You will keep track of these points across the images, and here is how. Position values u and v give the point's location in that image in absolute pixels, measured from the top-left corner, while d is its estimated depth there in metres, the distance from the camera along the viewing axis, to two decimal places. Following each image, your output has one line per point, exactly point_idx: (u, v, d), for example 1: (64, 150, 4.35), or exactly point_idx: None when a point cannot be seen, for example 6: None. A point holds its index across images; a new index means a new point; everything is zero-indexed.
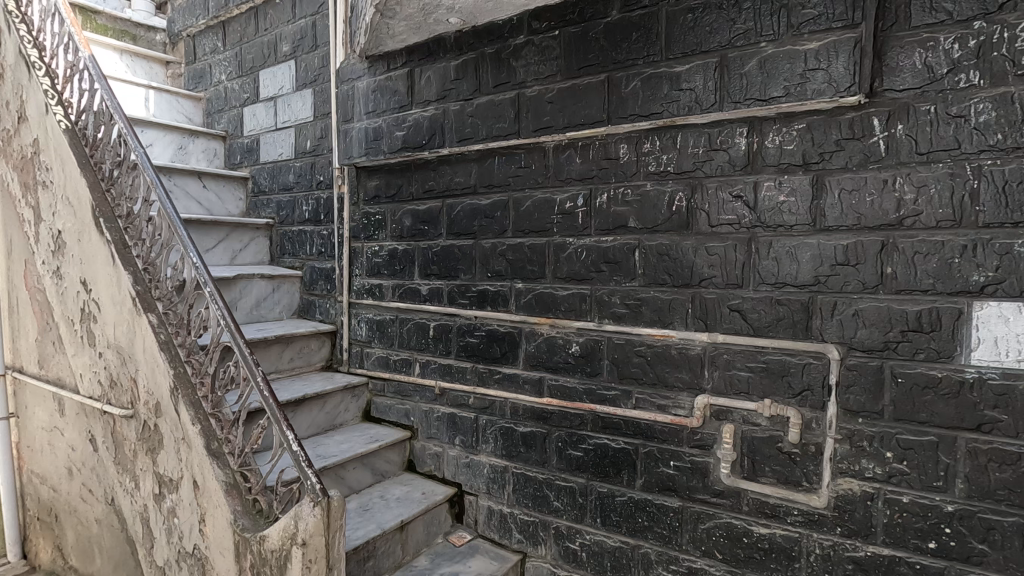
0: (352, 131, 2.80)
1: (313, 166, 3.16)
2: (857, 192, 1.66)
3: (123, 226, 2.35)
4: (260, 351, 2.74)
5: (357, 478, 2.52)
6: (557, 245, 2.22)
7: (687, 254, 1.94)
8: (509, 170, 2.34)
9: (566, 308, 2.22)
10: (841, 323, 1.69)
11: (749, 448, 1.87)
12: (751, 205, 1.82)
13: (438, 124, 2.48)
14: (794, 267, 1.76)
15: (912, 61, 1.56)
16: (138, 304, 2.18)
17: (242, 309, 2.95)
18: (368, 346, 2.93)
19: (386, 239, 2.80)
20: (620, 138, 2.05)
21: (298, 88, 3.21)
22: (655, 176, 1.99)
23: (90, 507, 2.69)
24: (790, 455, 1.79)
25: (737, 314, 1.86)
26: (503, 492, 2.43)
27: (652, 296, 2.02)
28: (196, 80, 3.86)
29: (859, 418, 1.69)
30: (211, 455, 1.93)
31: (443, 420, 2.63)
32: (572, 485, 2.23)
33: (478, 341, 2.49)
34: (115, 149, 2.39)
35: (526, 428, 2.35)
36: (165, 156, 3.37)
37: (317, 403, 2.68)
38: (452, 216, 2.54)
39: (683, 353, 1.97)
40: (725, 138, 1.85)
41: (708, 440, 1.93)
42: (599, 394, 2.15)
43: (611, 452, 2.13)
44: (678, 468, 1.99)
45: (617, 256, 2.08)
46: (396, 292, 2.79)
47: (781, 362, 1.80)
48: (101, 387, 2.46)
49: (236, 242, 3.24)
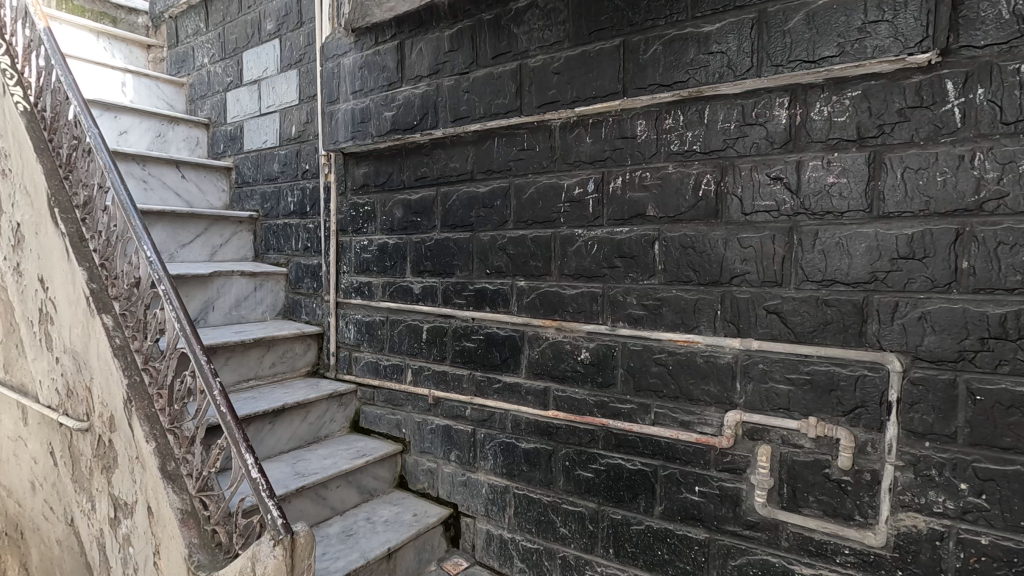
0: (337, 113, 2.55)
1: (298, 154, 2.91)
2: (923, 171, 1.38)
3: (80, 217, 2.11)
4: (238, 356, 2.48)
5: (341, 498, 2.26)
6: (564, 237, 1.96)
7: (716, 246, 1.66)
8: (510, 152, 2.07)
9: (574, 310, 1.95)
10: (904, 328, 1.42)
11: (790, 474, 1.59)
12: (793, 188, 1.55)
13: (430, 102, 2.22)
14: (846, 262, 1.49)
15: (997, 10, 1.28)
16: (92, 304, 1.93)
17: (219, 309, 2.69)
18: (357, 349, 2.67)
19: (375, 232, 2.55)
20: (638, 113, 1.78)
21: (282, 69, 2.96)
22: (678, 157, 1.72)
23: (51, 526, 2.44)
24: (840, 484, 1.52)
25: (775, 317, 1.59)
26: (504, 515, 2.17)
27: (674, 296, 1.75)
28: (178, 64, 3.61)
29: (925, 442, 1.41)
30: (166, 478, 1.68)
31: (437, 433, 2.37)
32: (581, 510, 1.96)
33: (475, 346, 2.23)
34: (71, 130, 2.14)
35: (529, 444, 2.09)
36: (142, 145, 3.13)
37: (298, 413, 2.42)
38: (447, 207, 2.28)
39: (710, 362, 1.69)
40: (762, 110, 1.58)
41: (739, 463, 1.66)
42: (612, 408, 1.88)
43: (625, 473, 1.86)
44: (705, 494, 1.72)
45: (633, 250, 1.81)
46: (386, 290, 2.53)
47: (828, 374, 1.52)
48: (59, 396, 2.21)
49: (217, 237, 2.99)
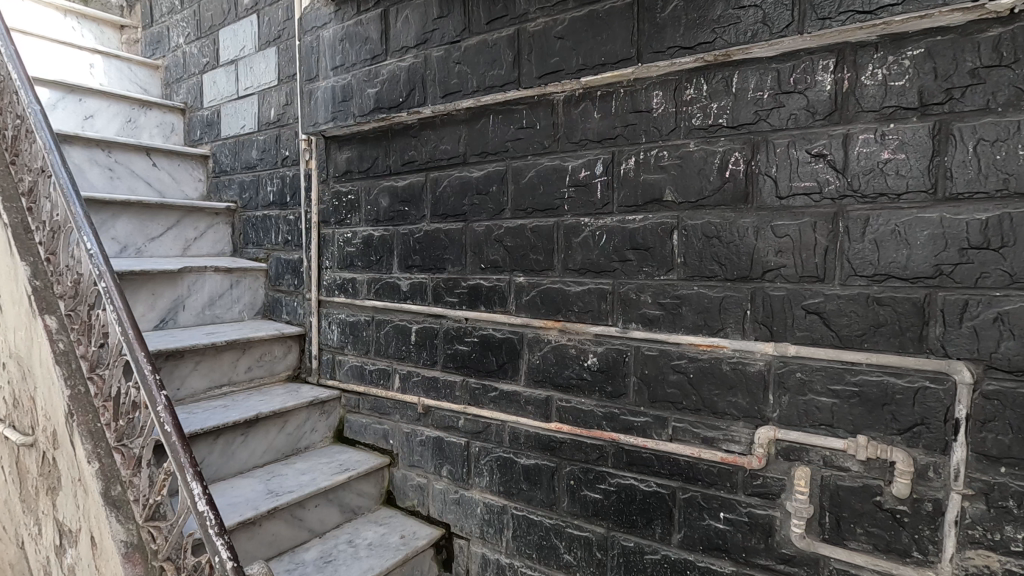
0: (317, 91, 2.32)
1: (278, 139, 2.67)
2: (1001, 143, 1.15)
3: (26, 206, 1.88)
4: (208, 361, 2.25)
5: (320, 518, 2.03)
6: (569, 227, 1.72)
7: (745, 236, 1.44)
8: (507, 131, 1.84)
9: (579, 309, 1.72)
10: (976, 332, 1.19)
11: (833, 502, 1.36)
12: (839, 166, 1.31)
13: (417, 76, 1.99)
14: (903, 253, 1.25)
15: None
16: (34, 304, 1.71)
17: (191, 309, 2.46)
18: (341, 352, 2.45)
19: (359, 224, 2.32)
20: (654, 83, 1.54)
21: (260, 47, 2.72)
22: (701, 133, 1.49)
23: (4, 547, 2.21)
24: (895, 515, 1.29)
25: (816, 319, 1.36)
26: (501, 538, 1.95)
27: (696, 294, 1.52)
28: (152, 45, 3.37)
29: (1000, 467, 1.17)
30: (108, 505, 1.45)
31: (427, 445, 2.15)
32: (588, 536, 1.74)
33: (469, 349, 2.00)
34: (15, 108, 1.90)
35: (529, 459, 1.86)
36: (111, 130, 2.90)
37: (274, 423, 2.19)
38: (437, 195, 2.05)
39: (738, 370, 1.46)
40: (801, 75, 1.35)
41: (773, 487, 1.43)
42: (624, 421, 1.65)
43: (639, 496, 1.64)
44: (731, 522, 1.49)
45: (647, 240, 1.58)
46: (372, 287, 2.30)
47: (880, 386, 1.29)
48: (5, 407, 1.98)
49: (191, 230, 2.75)
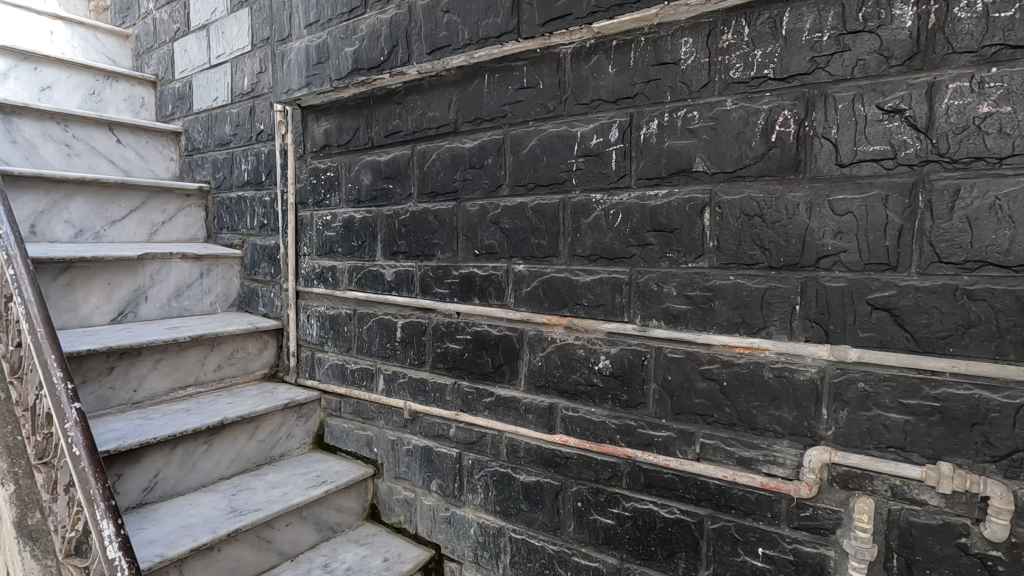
0: (290, 53, 2.06)
1: (252, 112, 2.41)
2: None
3: None
4: (171, 358, 2.00)
5: (292, 537, 1.78)
6: (576, 206, 1.46)
7: (794, 214, 1.17)
8: (505, 93, 1.57)
9: (589, 303, 1.46)
10: None
11: (903, 541, 1.10)
12: (921, 124, 1.04)
13: (401, 30, 1.73)
14: (1006, 234, 0.98)
15: None
16: None
17: (154, 300, 2.21)
18: (320, 349, 2.20)
19: (339, 205, 2.06)
20: (682, 28, 1.27)
21: (231, 9, 2.46)
22: (741, 88, 1.21)
23: None
24: (984, 562, 1.02)
25: (885, 316, 1.09)
26: (497, 564, 1.70)
27: (730, 285, 1.25)
28: (122, 13, 3.10)
29: None
30: (24, 537, 1.21)
31: (414, 455, 1.90)
32: (597, 567, 1.49)
33: (461, 348, 1.74)
34: None
35: (529, 476, 1.61)
36: (71, 102, 2.64)
37: (243, 429, 1.94)
38: (425, 170, 1.78)
39: (784, 379, 1.20)
40: (873, 9, 1.07)
41: (825, 521, 1.17)
42: (641, 435, 1.39)
43: (658, 524, 1.38)
44: (771, 560, 1.23)
45: (672, 221, 1.32)
46: (353, 277, 2.04)
47: (968, 400, 1.02)
48: None
49: (159, 213, 2.49)
